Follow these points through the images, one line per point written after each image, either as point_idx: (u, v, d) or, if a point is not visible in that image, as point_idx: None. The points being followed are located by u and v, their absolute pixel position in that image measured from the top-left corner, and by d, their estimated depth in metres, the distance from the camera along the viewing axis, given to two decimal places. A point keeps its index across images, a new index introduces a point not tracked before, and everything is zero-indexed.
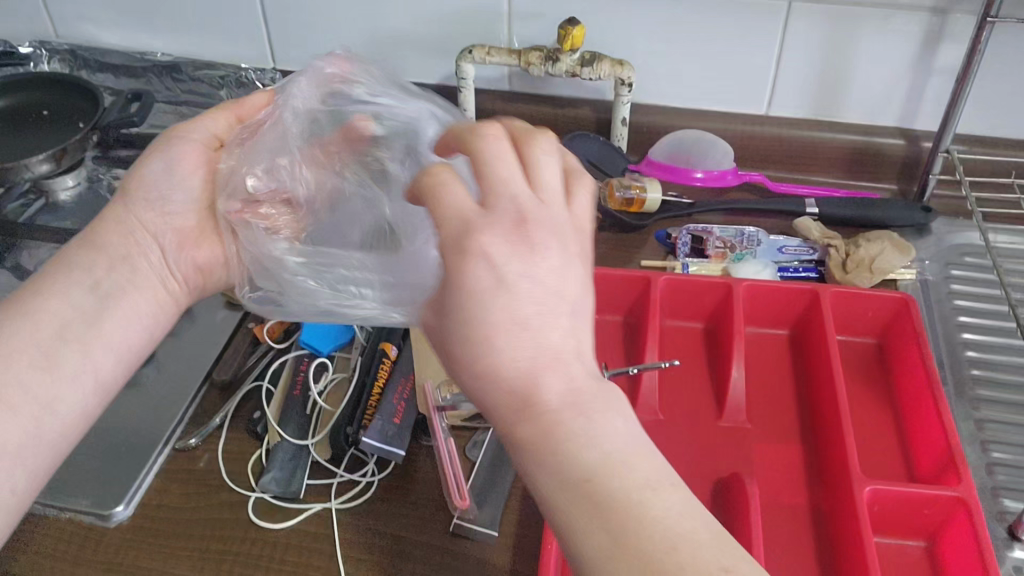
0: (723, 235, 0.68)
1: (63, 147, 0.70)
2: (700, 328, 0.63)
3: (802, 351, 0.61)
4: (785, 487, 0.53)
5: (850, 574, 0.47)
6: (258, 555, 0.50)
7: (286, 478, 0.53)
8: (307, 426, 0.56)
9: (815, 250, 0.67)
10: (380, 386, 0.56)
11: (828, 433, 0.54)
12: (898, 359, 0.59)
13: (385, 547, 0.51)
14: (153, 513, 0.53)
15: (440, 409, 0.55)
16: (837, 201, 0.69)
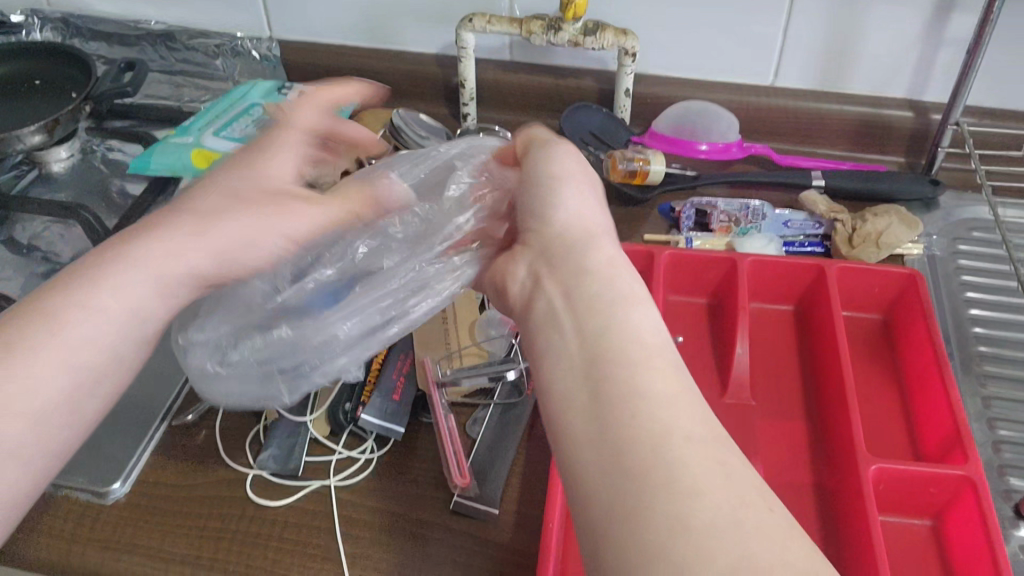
0: (728, 208, 0.67)
1: (55, 117, 0.69)
2: (704, 303, 0.62)
3: (807, 327, 0.60)
4: (788, 465, 0.52)
5: (854, 553, 0.46)
6: (256, 532, 0.50)
7: (284, 455, 0.53)
8: (306, 402, 0.55)
9: (821, 225, 0.66)
10: (380, 361, 0.56)
11: (833, 411, 0.53)
12: (905, 336, 0.58)
13: (385, 525, 0.50)
14: (150, 490, 0.52)
15: (441, 385, 0.55)
16: (844, 174, 0.68)
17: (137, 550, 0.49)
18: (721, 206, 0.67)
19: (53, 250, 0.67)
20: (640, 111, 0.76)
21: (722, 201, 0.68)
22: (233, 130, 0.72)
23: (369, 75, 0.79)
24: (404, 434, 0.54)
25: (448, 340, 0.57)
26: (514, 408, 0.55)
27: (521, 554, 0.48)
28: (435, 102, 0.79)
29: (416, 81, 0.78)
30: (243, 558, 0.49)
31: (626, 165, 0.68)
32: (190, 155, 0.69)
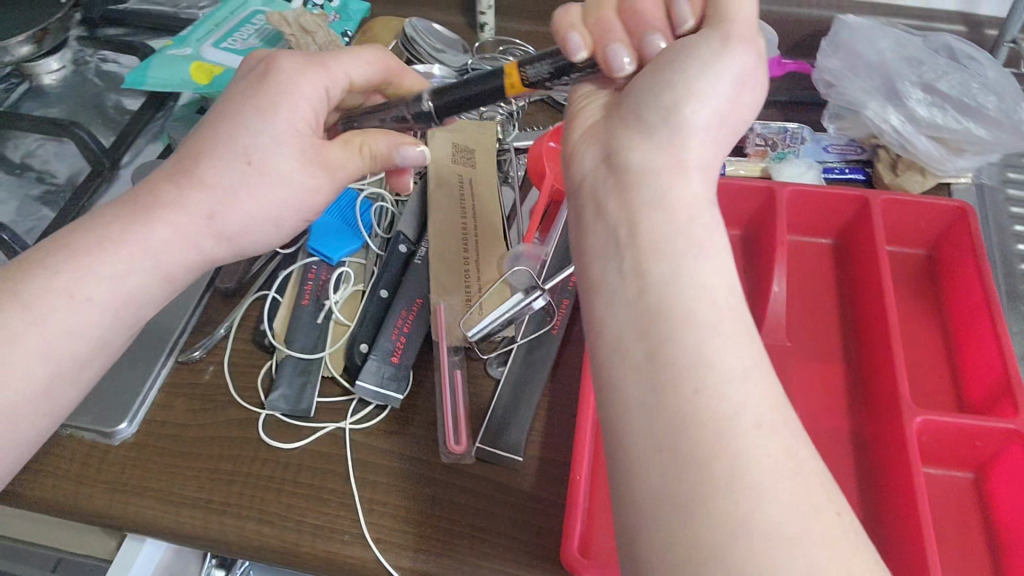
0: (900, 127, 0.58)
1: (44, 26, 0.64)
2: (736, 235, 0.59)
3: (846, 262, 0.57)
4: (824, 411, 0.50)
5: (896, 508, 0.44)
6: (271, 477, 0.48)
7: (295, 395, 0.50)
8: (317, 339, 0.52)
9: (863, 150, 0.62)
10: (387, 310, 0.53)
11: (872, 359, 0.50)
12: (950, 272, 0.54)
13: (407, 472, 0.48)
14: (159, 431, 0.50)
15: (462, 348, 0.52)
16: (843, 140, 0.62)
17: (149, 495, 0.47)
18: (892, 125, 0.58)
19: (48, 169, 0.63)
20: None
21: (877, 104, 0.59)
22: (233, 42, 0.67)
23: None
24: (404, 399, 0.51)
25: (468, 283, 0.54)
26: (538, 348, 0.52)
27: (548, 504, 0.46)
28: (449, 9, 0.74)
29: None
30: (257, 502, 0.47)
31: None
32: (189, 68, 0.64)
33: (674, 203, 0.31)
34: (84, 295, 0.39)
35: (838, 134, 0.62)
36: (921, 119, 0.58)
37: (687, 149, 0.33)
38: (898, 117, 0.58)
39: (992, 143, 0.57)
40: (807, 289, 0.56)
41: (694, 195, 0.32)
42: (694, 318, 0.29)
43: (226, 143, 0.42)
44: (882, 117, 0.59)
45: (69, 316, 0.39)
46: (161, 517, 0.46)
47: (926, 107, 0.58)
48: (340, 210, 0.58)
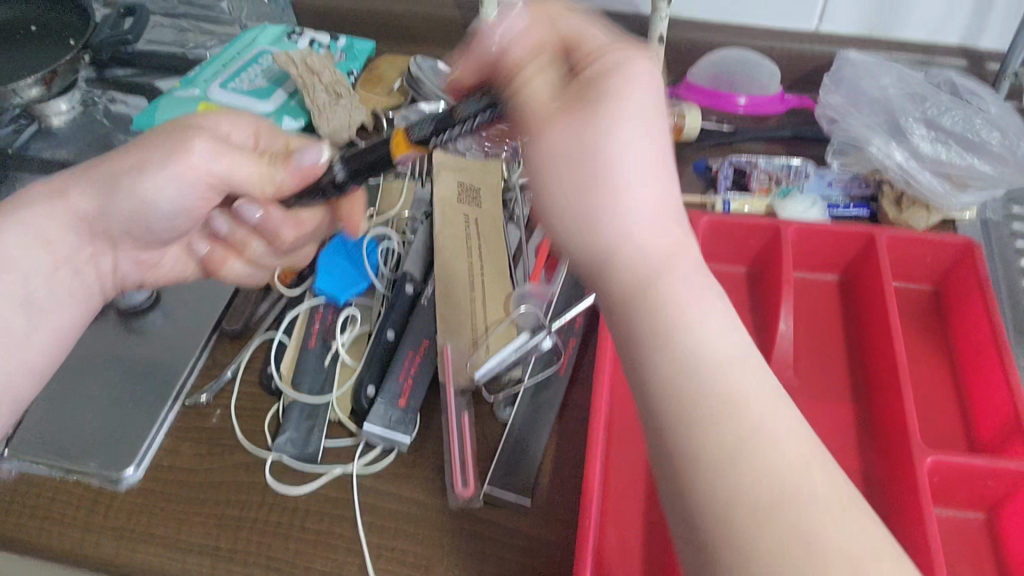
0: (905, 164, 0.58)
1: (53, 69, 0.65)
2: (743, 271, 0.59)
3: (853, 299, 0.56)
4: (834, 451, 0.49)
5: (908, 549, 0.44)
6: (277, 522, 0.48)
7: (302, 438, 0.50)
8: (324, 381, 0.53)
9: (868, 185, 0.62)
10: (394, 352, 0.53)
11: (882, 398, 0.50)
12: (957, 308, 0.54)
13: (415, 515, 0.48)
14: (164, 475, 0.50)
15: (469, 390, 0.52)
16: (847, 176, 0.62)
17: (154, 541, 0.47)
18: (896, 161, 0.59)
19: None
20: (674, 58, 0.72)
21: (880, 140, 0.59)
22: (240, 83, 0.68)
23: (385, 20, 0.75)
24: (411, 443, 0.51)
25: (474, 323, 0.54)
26: (545, 391, 0.52)
27: (557, 549, 0.46)
28: (454, 48, 0.75)
29: (433, 26, 0.74)
30: (262, 549, 0.47)
31: None
32: (196, 110, 0.65)
33: (640, 238, 0.33)
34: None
35: (842, 169, 0.62)
36: (924, 156, 0.58)
37: (637, 194, 0.32)
38: (901, 153, 0.59)
39: (996, 178, 0.57)
40: (816, 327, 0.55)
41: (660, 232, 0.33)
42: (709, 354, 0.31)
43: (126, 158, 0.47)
44: (885, 153, 0.59)
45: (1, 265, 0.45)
46: (167, 563, 0.46)
47: (929, 144, 0.58)
48: (345, 251, 0.58)
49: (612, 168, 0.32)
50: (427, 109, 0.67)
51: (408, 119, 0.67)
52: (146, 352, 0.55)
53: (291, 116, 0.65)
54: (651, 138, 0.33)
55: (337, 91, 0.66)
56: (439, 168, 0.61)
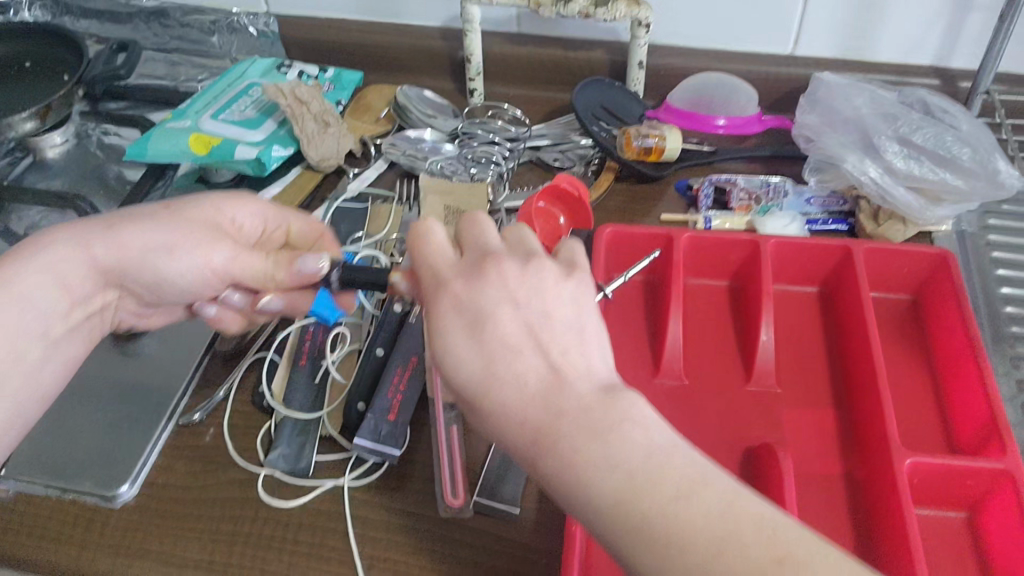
0: (879, 179, 0.60)
1: (48, 102, 0.66)
2: (725, 286, 0.60)
3: (832, 309, 0.58)
4: (816, 456, 0.50)
5: (890, 548, 0.44)
6: (270, 536, 0.48)
7: (294, 454, 0.51)
8: (315, 397, 0.53)
9: (845, 202, 0.63)
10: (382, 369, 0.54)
11: (862, 404, 0.51)
12: (934, 317, 0.56)
13: (406, 526, 0.48)
14: (159, 493, 0.50)
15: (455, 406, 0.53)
16: (824, 194, 0.64)
17: (148, 556, 0.47)
18: (871, 176, 0.60)
19: (50, 239, 0.65)
20: (655, 83, 0.74)
21: (855, 156, 0.61)
22: (231, 113, 0.69)
23: (373, 51, 0.77)
24: (401, 456, 0.51)
25: None
26: None
27: (546, 556, 0.47)
28: (441, 77, 0.77)
29: (418, 56, 0.76)
30: (257, 562, 0.47)
31: (641, 141, 0.66)
32: (188, 139, 0.66)
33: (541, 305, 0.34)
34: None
35: (819, 186, 0.64)
36: (898, 170, 0.60)
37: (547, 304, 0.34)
38: (876, 168, 0.60)
39: (968, 191, 0.59)
40: (799, 337, 0.56)
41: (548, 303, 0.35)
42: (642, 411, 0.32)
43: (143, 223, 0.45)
44: (860, 170, 0.60)
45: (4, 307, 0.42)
46: None
47: (902, 159, 0.60)
48: None
49: (484, 318, 0.34)
50: (413, 137, 0.70)
51: (395, 146, 0.69)
52: (139, 373, 0.56)
53: (281, 143, 0.66)
54: (523, 275, 0.35)
55: (326, 119, 0.68)
56: (426, 190, 0.63)
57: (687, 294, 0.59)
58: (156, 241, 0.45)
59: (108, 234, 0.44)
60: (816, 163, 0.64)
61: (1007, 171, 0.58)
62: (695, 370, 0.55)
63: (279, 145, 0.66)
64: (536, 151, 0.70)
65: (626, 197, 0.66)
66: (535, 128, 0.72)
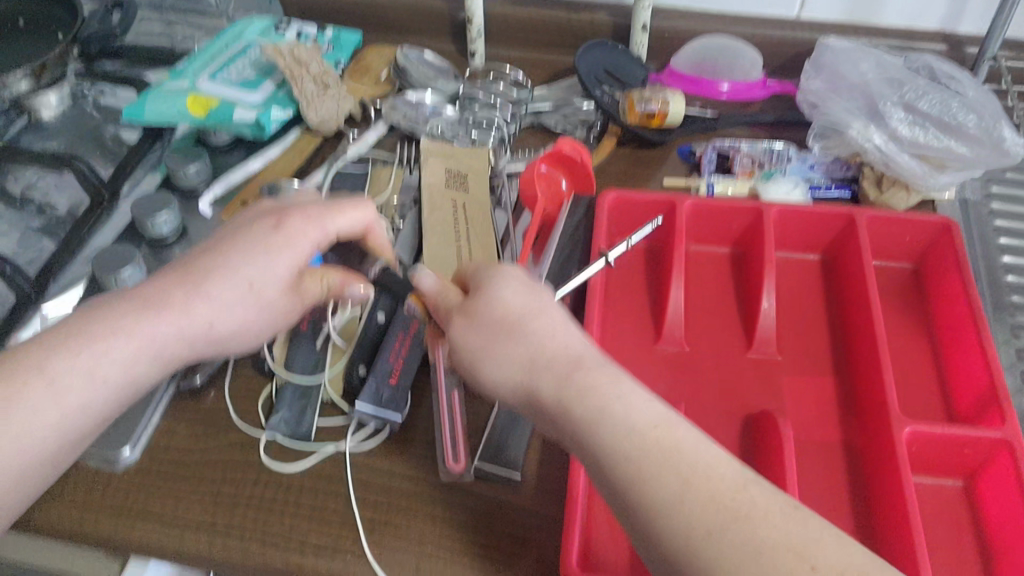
0: (884, 146, 0.59)
1: (43, 61, 0.65)
2: (727, 252, 0.60)
3: (834, 276, 0.58)
4: (817, 422, 0.50)
5: (889, 515, 0.45)
6: (272, 499, 0.48)
7: (295, 418, 0.51)
8: (317, 362, 0.53)
9: (849, 168, 0.63)
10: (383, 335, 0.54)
11: (862, 371, 0.51)
12: (935, 284, 0.56)
13: (407, 490, 0.49)
14: (161, 456, 0.50)
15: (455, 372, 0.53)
16: (828, 160, 0.64)
17: (152, 517, 0.48)
18: (876, 144, 0.60)
19: (49, 201, 0.64)
20: (659, 46, 0.73)
21: (860, 122, 0.61)
22: (229, 74, 0.68)
23: (373, 10, 0.76)
24: (403, 421, 0.51)
25: None
26: None
27: (547, 521, 0.47)
28: (442, 39, 0.76)
29: (419, 17, 0.75)
30: (258, 525, 0.47)
31: (644, 106, 0.65)
32: (186, 102, 0.65)
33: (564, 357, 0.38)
34: (105, 374, 0.43)
35: (823, 152, 0.64)
36: (903, 136, 0.59)
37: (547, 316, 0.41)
38: (881, 134, 0.59)
39: (973, 159, 0.58)
40: (800, 304, 0.56)
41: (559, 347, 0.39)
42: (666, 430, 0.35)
43: (225, 269, 0.46)
44: (865, 137, 0.60)
45: (76, 388, 0.42)
46: (165, 540, 0.47)
47: (907, 125, 0.59)
48: None
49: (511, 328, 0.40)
50: (413, 99, 0.68)
51: (396, 108, 0.68)
52: None
53: (280, 105, 0.66)
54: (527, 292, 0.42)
55: (325, 82, 0.67)
56: (427, 154, 0.62)
57: (689, 260, 0.59)
58: (233, 321, 0.47)
59: (178, 317, 0.45)
60: (820, 130, 0.64)
61: (1013, 139, 0.57)
62: (697, 335, 0.55)
63: (279, 107, 0.66)
64: (538, 115, 0.69)
65: (628, 162, 0.66)
66: (538, 92, 0.71)
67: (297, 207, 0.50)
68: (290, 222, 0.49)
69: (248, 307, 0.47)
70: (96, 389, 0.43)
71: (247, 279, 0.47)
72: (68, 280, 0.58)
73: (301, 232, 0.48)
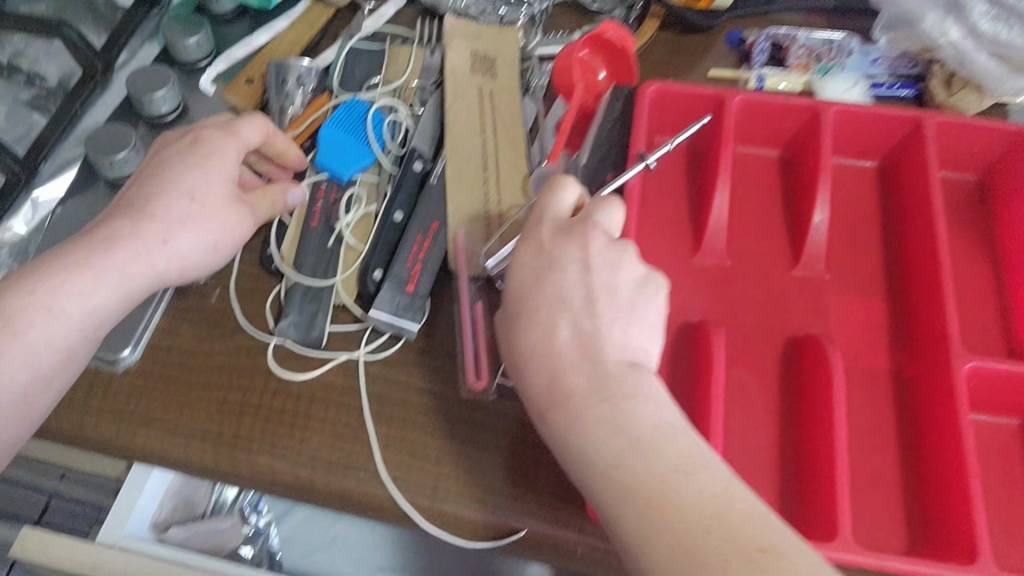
0: (959, 44, 0.53)
1: None
2: (776, 155, 0.55)
3: (891, 186, 0.53)
4: (863, 348, 0.47)
5: (938, 456, 0.42)
6: (281, 409, 0.46)
7: (305, 323, 0.48)
8: (328, 263, 0.50)
9: (916, 65, 0.57)
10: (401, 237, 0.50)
11: (917, 294, 0.48)
12: (1002, 199, 0.51)
13: (425, 406, 0.46)
14: (163, 358, 0.47)
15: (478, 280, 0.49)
16: (894, 55, 0.58)
17: (154, 423, 0.45)
18: (951, 39, 0.53)
19: (37, 70, 0.58)
20: None
21: (935, 14, 0.53)
22: None
23: None
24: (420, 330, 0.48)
25: (488, 212, 0.50)
26: None
27: None
28: None
29: None
30: (267, 436, 0.45)
31: None
32: None
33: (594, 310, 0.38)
34: (67, 311, 0.39)
35: (889, 46, 0.57)
36: (982, 30, 0.52)
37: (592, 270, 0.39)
38: (957, 30, 0.53)
39: None
40: (852, 217, 0.52)
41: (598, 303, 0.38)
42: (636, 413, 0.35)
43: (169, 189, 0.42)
44: (940, 31, 0.53)
45: (45, 328, 0.39)
46: (169, 448, 0.44)
47: (986, 16, 0.51)
48: (349, 121, 0.53)
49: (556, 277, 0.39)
50: None
51: None
52: None
53: None
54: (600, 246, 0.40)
55: None
56: (452, 35, 0.56)
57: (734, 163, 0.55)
58: (191, 242, 0.42)
59: (136, 255, 0.41)
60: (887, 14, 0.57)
61: None
62: (740, 250, 0.51)
63: None
64: None
65: (671, 48, 0.60)
66: None
67: (203, 123, 0.46)
68: (206, 135, 0.45)
69: (205, 227, 0.43)
70: (66, 331, 0.39)
71: (191, 195, 0.43)
72: (59, 164, 0.55)
73: (224, 142, 0.44)
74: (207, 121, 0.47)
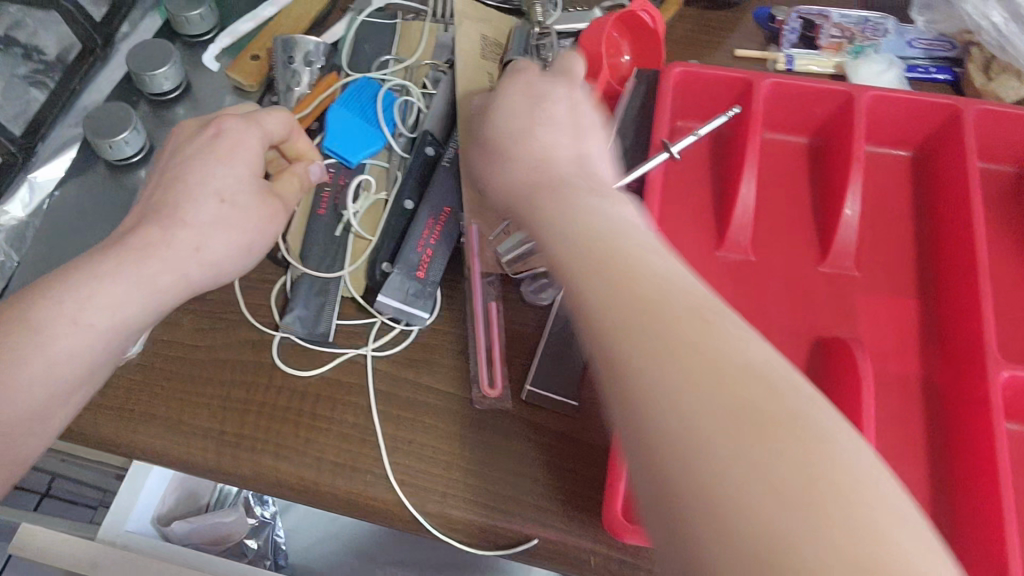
0: (1002, 26, 0.50)
1: None
2: (805, 143, 0.52)
3: (926, 178, 0.50)
4: (892, 351, 0.45)
5: (969, 469, 0.40)
6: (286, 407, 0.44)
7: (311, 317, 0.46)
8: (335, 254, 0.48)
9: (953, 47, 0.54)
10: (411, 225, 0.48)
11: (951, 295, 0.45)
12: None
13: (435, 406, 0.44)
14: (166, 352, 0.46)
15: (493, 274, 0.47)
16: (931, 37, 0.55)
17: (156, 418, 0.44)
18: (993, 22, 0.51)
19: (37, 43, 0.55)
20: None
21: None
22: None
23: None
24: (430, 326, 0.46)
25: None
26: None
27: (588, 449, 0.43)
28: None
29: None
30: (272, 435, 0.43)
31: None
32: None
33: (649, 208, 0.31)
34: (91, 318, 0.36)
35: (927, 27, 0.55)
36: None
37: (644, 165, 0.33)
38: (1001, 13, 0.50)
39: None
40: (884, 211, 0.50)
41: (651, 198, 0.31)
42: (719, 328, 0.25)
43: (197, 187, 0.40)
44: (983, 14, 0.51)
45: (69, 340, 0.36)
46: (170, 446, 0.43)
47: None
48: (358, 103, 0.51)
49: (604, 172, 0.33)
50: None
51: None
52: None
53: None
54: None
55: None
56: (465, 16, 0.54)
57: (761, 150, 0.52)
58: (221, 243, 0.40)
59: (167, 263, 0.38)
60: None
61: None
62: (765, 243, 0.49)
63: None
64: None
65: (696, 26, 0.57)
66: None
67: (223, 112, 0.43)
68: (227, 128, 0.42)
69: (231, 225, 0.40)
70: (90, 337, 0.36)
71: (217, 194, 0.40)
72: (58, 146, 0.54)
73: (249, 134, 0.42)
74: (223, 113, 0.44)
